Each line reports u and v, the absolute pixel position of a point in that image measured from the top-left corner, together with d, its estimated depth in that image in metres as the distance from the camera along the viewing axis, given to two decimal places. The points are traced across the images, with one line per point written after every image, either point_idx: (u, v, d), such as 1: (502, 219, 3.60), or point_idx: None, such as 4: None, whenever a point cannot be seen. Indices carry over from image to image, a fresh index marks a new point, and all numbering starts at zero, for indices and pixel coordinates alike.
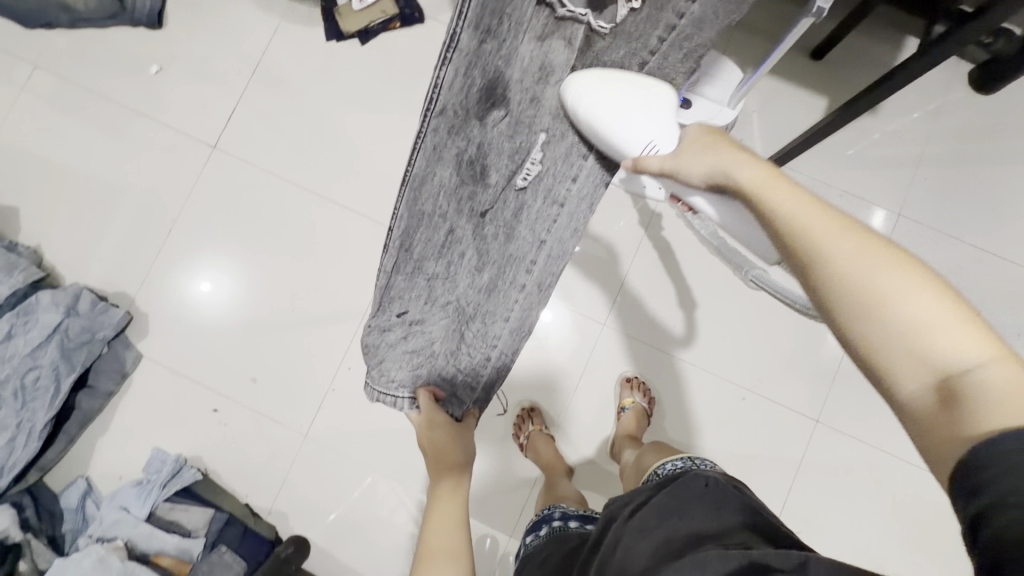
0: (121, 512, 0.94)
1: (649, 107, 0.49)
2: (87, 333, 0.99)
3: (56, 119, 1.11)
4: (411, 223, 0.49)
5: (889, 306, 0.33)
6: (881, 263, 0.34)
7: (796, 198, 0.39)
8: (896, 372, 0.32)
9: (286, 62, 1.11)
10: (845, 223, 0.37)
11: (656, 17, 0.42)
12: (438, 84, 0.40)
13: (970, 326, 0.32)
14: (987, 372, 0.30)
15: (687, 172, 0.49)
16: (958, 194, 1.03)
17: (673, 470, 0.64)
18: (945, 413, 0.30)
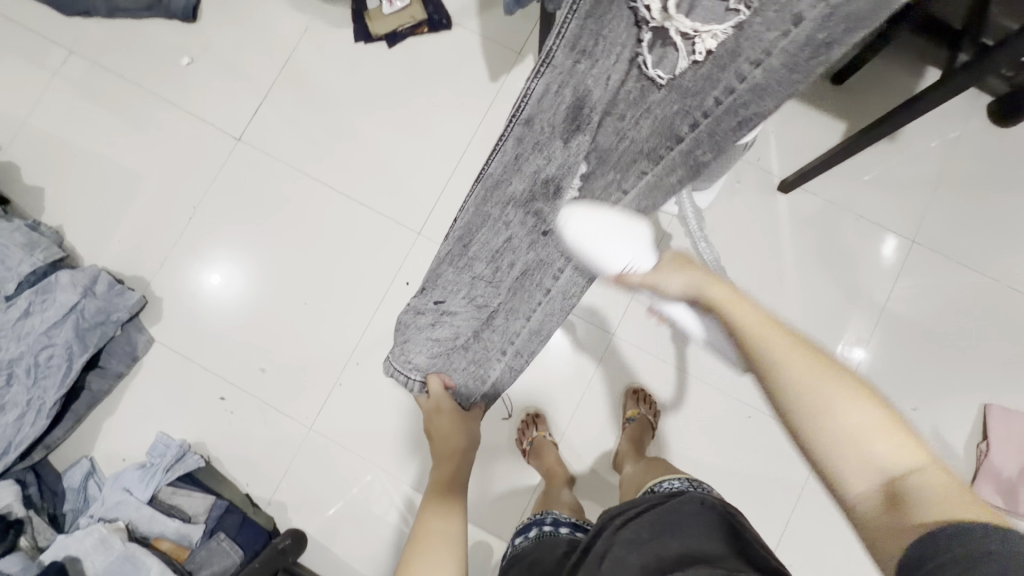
0: (123, 494, 0.95)
1: (630, 235, 0.51)
2: (102, 315, 1.00)
3: (87, 105, 1.14)
4: (475, 220, 0.51)
5: (835, 420, 0.39)
6: (827, 382, 0.40)
7: (761, 319, 0.45)
8: (843, 471, 0.38)
9: (314, 60, 1.14)
10: (801, 345, 0.43)
11: (716, 75, 0.44)
12: (528, 94, 0.42)
13: (901, 435, 0.38)
14: (920, 480, 0.36)
15: (666, 285, 0.51)
16: (973, 223, 1.03)
17: (670, 488, 0.63)
18: (894, 514, 0.36)
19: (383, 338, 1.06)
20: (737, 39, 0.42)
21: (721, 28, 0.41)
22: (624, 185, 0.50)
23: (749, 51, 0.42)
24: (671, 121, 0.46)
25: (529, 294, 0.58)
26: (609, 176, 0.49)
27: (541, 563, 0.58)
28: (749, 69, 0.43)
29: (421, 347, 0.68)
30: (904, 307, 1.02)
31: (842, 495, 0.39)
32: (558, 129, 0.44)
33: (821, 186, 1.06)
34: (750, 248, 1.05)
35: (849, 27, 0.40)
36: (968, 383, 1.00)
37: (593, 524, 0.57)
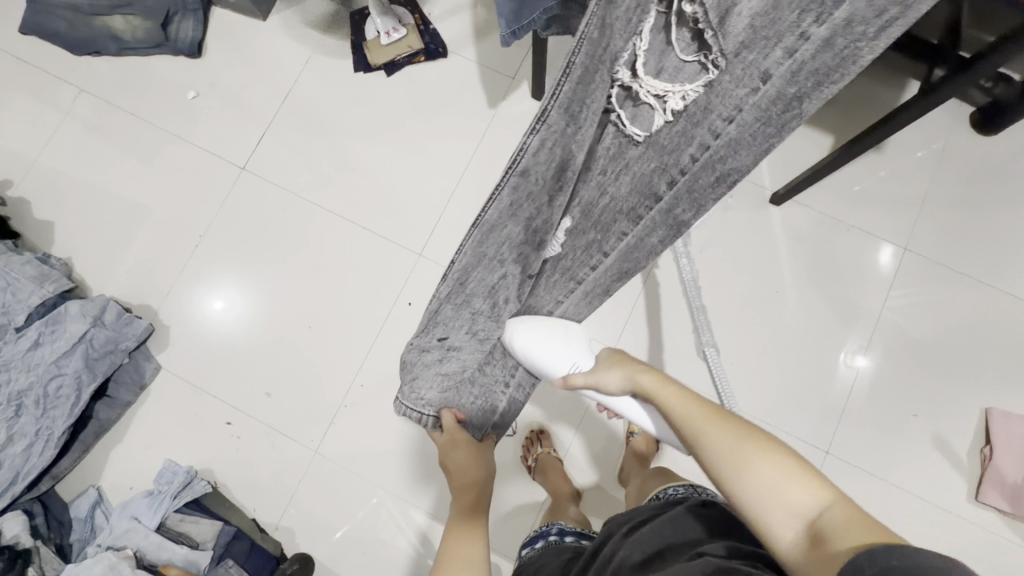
0: (131, 522, 0.95)
1: (566, 338, 0.60)
2: (111, 343, 1.02)
3: (96, 139, 1.18)
4: (471, 262, 0.50)
5: (746, 469, 0.43)
6: (741, 441, 0.45)
7: (683, 398, 0.51)
8: (775, 530, 0.40)
9: (316, 90, 1.18)
10: (716, 419, 0.48)
11: (691, 132, 0.45)
12: (524, 148, 0.42)
13: (810, 479, 0.42)
14: (832, 513, 0.39)
15: (605, 384, 0.58)
16: (964, 230, 1.05)
17: (675, 495, 0.64)
18: (817, 554, 0.37)
19: (386, 360, 1.07)
20: (709, 94, 0.43)
21: (692, 86, 0.43)
22: (606, 247, 0.54)
23: (720, 108, 0.44)
24: (650, 177, 0.48)
25: (527, 328, 0.60)
26: (591, 232, 0.53)
27: (550, 569, 0.59)
28: (723, 125, 0.44)
29: (429, 384, 0.64)
30: (899, 314, 1.03)
31: (778, 554, 0.40)
32: (547, 186, 0.46)
33: (812, 198, 1.08)
34: (744, 260, 1.07)
35: (822, 80, 0.41)
36: (969, 388, 1.01)
37: (600, 530, 0.58)
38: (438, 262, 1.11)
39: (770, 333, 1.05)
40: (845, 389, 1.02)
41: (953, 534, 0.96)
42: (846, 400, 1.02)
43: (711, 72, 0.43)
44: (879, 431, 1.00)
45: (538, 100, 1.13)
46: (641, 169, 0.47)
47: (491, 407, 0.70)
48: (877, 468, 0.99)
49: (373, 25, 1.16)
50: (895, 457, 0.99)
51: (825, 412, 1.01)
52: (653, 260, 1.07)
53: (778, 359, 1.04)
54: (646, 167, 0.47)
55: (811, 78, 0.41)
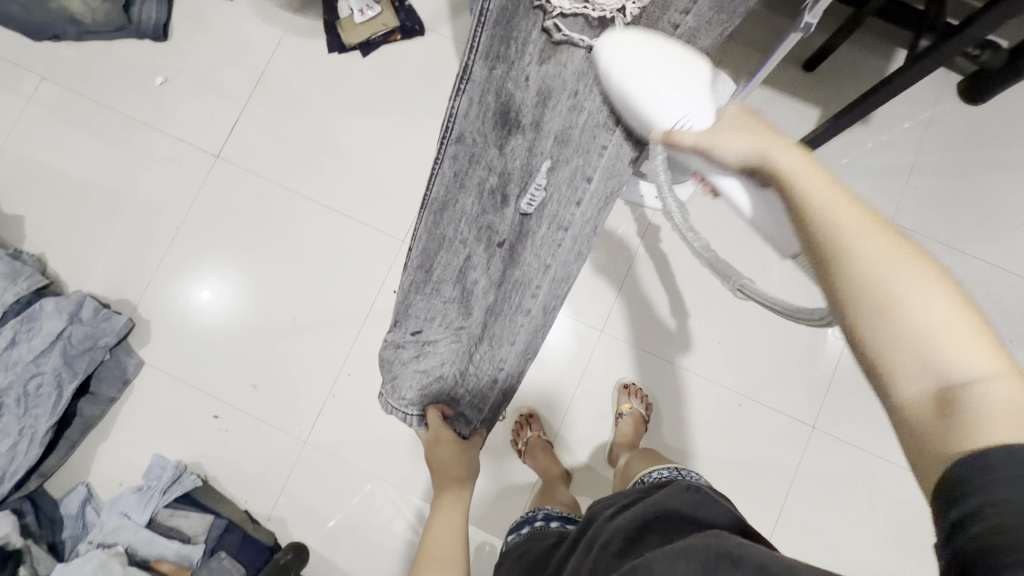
0: (122, 518, 0.95)
1: (685, 79, 0.50)
2: (90, 339, 1.00)
3: (62, 129, 1.13)
4: (431, 245, 0.58)
5: (896, 306, 0.33)
6: (901, 263, 0.34)
7: (831, 191, 0.38)
8: (901, 375, 0.32)
9: (290, 72, 1.14)
10: (885, 236, 0.36)
11: (653, 26, 0.52)
12: (454, 112, 0.52)
13: (984, 341, 0.32)
14: (997, 389, 0.30)
15: (721, 152, 0.47)
16: (952, 202, 1.04)
17: (658, 479, 0.64)
18: (960, 422, 0.30)
19: (372, 349, 1.06)
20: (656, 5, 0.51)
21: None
22: (589, 171, 0.55)
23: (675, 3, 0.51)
24: (619, 83, 0.53)
25: (511, 318, 0.60)
26: (574, 159, 0.54)
27: (533, 555, 0.60)
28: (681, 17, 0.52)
29: (411, 381, 0.67)
30: None
31: (889, 399, 0.33)
32: (495, 130, 0.53)
33: None
34: (732, 237, 1.06)
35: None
36: None
37: (584, 513, 0.59)
38: None
39: (758, 310, 1.04)
40: (830, 363, 1.03)
41: None
42: (832, 374, 1.02)
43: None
44: (864, 403, 1.01)
45: None
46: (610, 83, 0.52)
47: (481, 403, 0.67)
48: (863, 440, 1.00)
49: (345, 3, 1.11)
50: (881, 428, 1.01)
51: (812, 387, 1.02)
52: (640, 240, 1.06)
53: (765, 336, 1.04)
54: (613, 78, 0.53)
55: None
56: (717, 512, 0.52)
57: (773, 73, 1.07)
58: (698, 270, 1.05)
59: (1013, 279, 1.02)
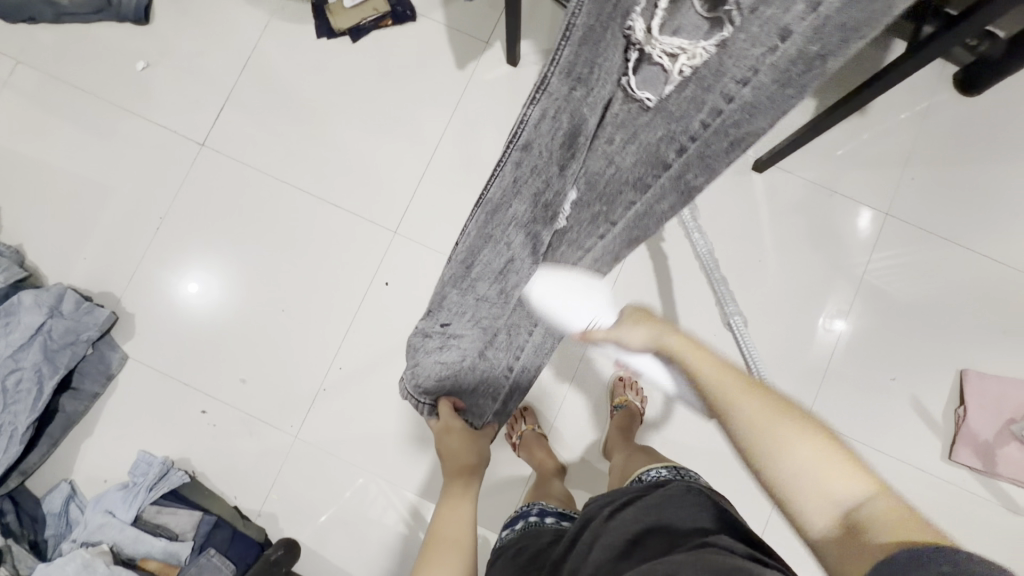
0: (107, 516, 0.93)
1: (586, 295, 0.57)
2: (71, 334, 0.96)
3: (39, 115, 1.09)
4: (477, 242, 0.47)
5: (783, 453, 0.44)
6: (776, 425, 0.45)
7: (713, 364, 0.50)
8: (806, 515, 0.41)
9: (277, 58, 1.10)
10: (753, 392, 0.48)
11: (700, 97, 0.37)
12: (524, 120, 0.36)
13: (850, 469, 0.42)
14: (870, 507, 0.39)
15: (627, 340, 0.56)
16: (946, 194, 1.04)
17: (657, 477, 0.63)
18: (849, 544, 0.38)
19: (365, 342, 1.04)
20: (721, 54, 0.36)
21: (705, 45, 0.37)
22: (613, 217, 0.48)
23: (733, 69, 0.36)
24: (656, 148, 0.40)
25: (526, 320, 0.61)
26: (596, 205, 0.46)
27: (527, 554, 0.59)
28: (737, 88, 0.36)
29: (429, 368, 0.66)
30: (881, 281, 1.03)
31: (807, 536, 0.42)
32: (557, 157, 0.39)
33: (795, 163, 1.06)
34: (727, 229, 1.05)
35: (850, 36, 0.34)
36: (947, 351, 1.02)
37: (581, 511, 0.58)
38: (415, 239, 1.07)
39: (752, 303, 1.04)
40: (824, 355, 1.02)
41: (925, 491, 0.99)
42: (826, 366, 1.02)
43: (722, 32, 0.36)
44: (858, 395, 1.02)
45: (514, 66, 1.08)
46: (647, 137, 0.40)
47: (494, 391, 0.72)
48: (856, 432, 1.01)
49: None
50: (874, 420, 1.01)
51: (807, 380, 1.02)
52: None
53: (760, 328, 1.03)
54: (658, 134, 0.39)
55: (835, 35, 0.33)
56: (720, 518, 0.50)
57: None
58: (693, 263, 1.05)
59: (1005, 271, 1.03)
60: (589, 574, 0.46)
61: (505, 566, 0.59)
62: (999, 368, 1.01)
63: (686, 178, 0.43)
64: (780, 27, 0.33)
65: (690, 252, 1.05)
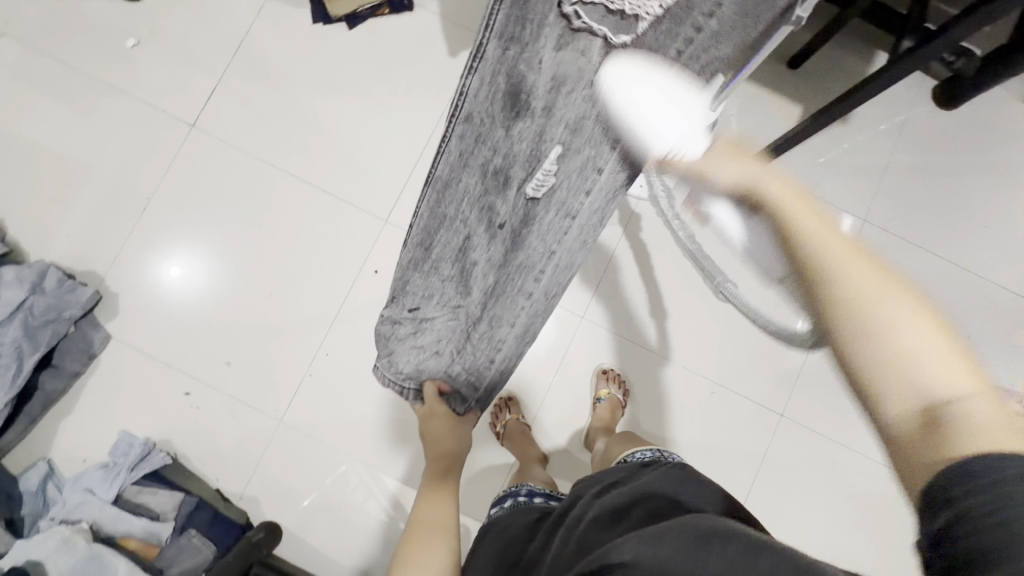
0: (86, 494, 0.92)
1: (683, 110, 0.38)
2: (53, 311, 0.95)
3: (23, 88, 1.07)
4: (432, 224, 0.48)
5: (882, 332, 0.38)
6: (902, 306, 0.38)
7: (827, 232, 0.41)
8: (885, 396, 0.38)
9: (271, 42, 1.10)
10: (869, 261, 0.40)
11: (677, 23, 0.34)
12: (463, 92, 0.36)
13: (957, 364, 0.37)
14: (974, 406, 0.35)
15: (710, 174, 0.46)
16: (920, 203, 1.08)
17: (643, 458, 0.68)
18: (930, 436, 0.35)
19: (352, 329, 1.05)
20: None
21: None
22: (600, 162, 0.39)
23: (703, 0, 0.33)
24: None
25: (511, 300, 0.52)
26: (584, 148, 0.38)
27: (514, 531, 0.61)
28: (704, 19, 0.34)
29: (408, 356, 0.68)
30: None
31: (877, 413, 0.38)
32: (501, 114, 0.37)
33: (779, 167, 1.09)
34: None
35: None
36: None
37: (571, 492, 0.61)
38: (404, 228, 1.07)
39: (732, 302, 1.07)
40: (797, 357, 1.06)
41: (890, 487, 1.03)
42: (800, 365, 1.06)
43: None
44: (830, 394, 1.05)
45: None
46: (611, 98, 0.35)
47: (477, 382, 0.68)
48: (827, 429, 1.04)
49: None
50: (844, 417, 1.05)
51: (782, 378, 1.06)
52: (622, 229, 1.08)
53: (740, 327, 1.06)
54: (619, 102, 0.38)
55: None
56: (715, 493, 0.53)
57: (759, 69, 1.09)
58: (676, 261, 1.08)
59: (972, 277, 1.07)
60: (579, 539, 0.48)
61: (495, 539, 0.62)
62: None
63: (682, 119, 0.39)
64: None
65: (674, 251, 1.07)
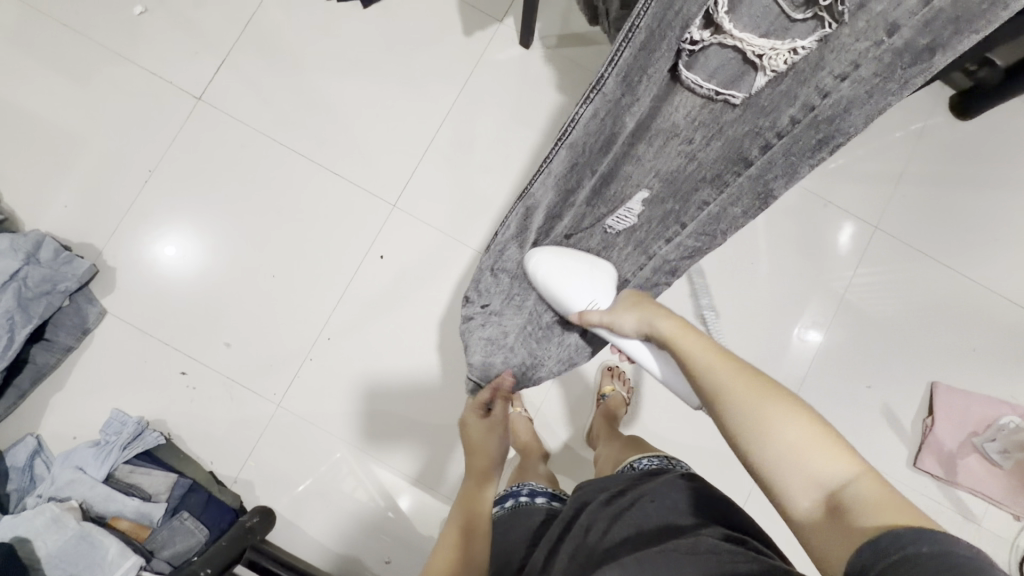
0: (76, 472, 0.89)
1: (592, 274, 0.64)
2: (48, 283, 0.92)
3: (23, 52, 1.03)
4: (510, 232, 0.59)
5: (772, 434, 0.41)
6: (773, 398, 0.43)
7: (705, 349, 0.50)
8: (794, 498, 0.39)
9: (282, 18, 1.07)
10: (743, 369, 0.46)
11: (796, 90, 0.48)
12: (575, 120, 0.47)
13: (839, 450, 0.40)
14: (857, 489, 0.37)
15: (621, 324, 0.58)
16: (933, 212, 1.08)
17: (650, 468, 0.66)
18: (837, 528, 0.36)
19: (356, 315, 1.03)
20: (823, 49, 0.45)
21: (804, 43, 0.46)
22: (685, 217, 0.60)
23: (835, 63, 0.45)
24: (739, 144, 0.52)
25: None
26: (671, 202, 0.59)
27: (522, 537, 0.63)
28: (835, 83, 0.45)
29: (478, 346, 0.70)
30: (867, 294, 1.06)
31: (795, 519, 0.39)
32: (597, 145, 0.51)
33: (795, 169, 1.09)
34: None
35: (962, 27, 0.40)
36: (921, 364, 1.06)
37: (572, 497, 0.62)
38: (412, 215, 1.05)
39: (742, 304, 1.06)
40: (802, 362, 1.05)
41: None
42: (806, 371, 1.05)
43: (827, 27, 0.45)
44: (836, 401, 1.04)
45: (526, 48, 1.07)
46: (661, 124, 0.53)
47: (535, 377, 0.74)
48: None
49: None
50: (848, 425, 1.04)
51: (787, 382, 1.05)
52: None
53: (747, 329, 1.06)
54: (689, 102, 0.52)
55: (951, 24, 0.40)
56: (719, 501, 0.54)
57: None
58: None
59: (979, 289, 1.07)
60: (580, 561, 0.50)
61: (497, 544, 0.63)
62: (968, 384, 1.05)
63: (773, 174, 0.52)
64: (888, 22, 0.42)
65: None
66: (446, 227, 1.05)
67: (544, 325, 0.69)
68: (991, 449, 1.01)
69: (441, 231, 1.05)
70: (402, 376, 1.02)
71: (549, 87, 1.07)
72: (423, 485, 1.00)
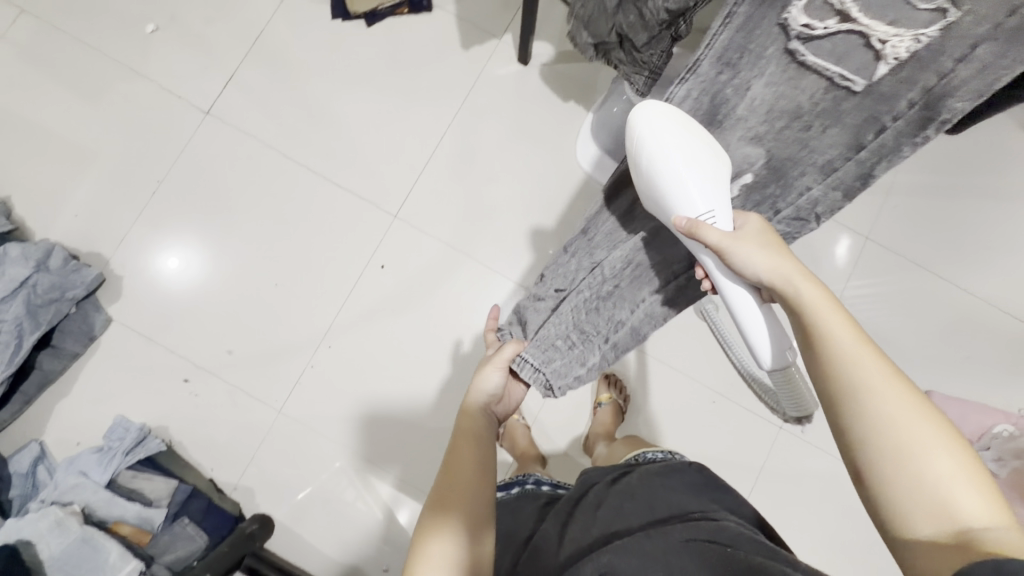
0: (78, 477, 0.90)
1: (715, 174, 0.53)
2: (57, 290, 0.95)
3: (37, 68, 1.07)
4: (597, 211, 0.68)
5: (917, 454, 0.39)
6: (927, 419, 0.40)
7: (855, 337, 0.45)
8: (912, 517, 0.38)
9: (287, 36, 1.11)
10: (895, 375, 0.42)
11: (916, 76, 0.46)
12: (671, 96, 0.54)
13: (987, 494, 0.37)
14: (1001, 535, 0.35)
15: (744, 253, 0.52)
16: (923, 223, 1.10)
17: (654, 459, 0.68)
18: (957, 557, 0.35)
19: (357, 323, 1.04)
20: (942, 42, 0.43)
21: (925, 32, 0.43)
22: (781, 204, 0.60)
23: (954, 49, 0.43)
24: (859, 129, 0.51)
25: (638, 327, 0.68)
26: (773, 187, 0.59)
27: (529, 513, 0.63)
28: (955, 66, 0.44)
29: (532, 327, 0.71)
30: (861, 305, 1.08)
31: (902, 535, 0.38)
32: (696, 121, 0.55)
33: None
34: None
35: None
36: (916, 371, 1.07)
37: (582, 476, 0.64)
38: (413, 225, 1.08)
39: None
40: None
41: None
42: None
43: (948, 17, 0.42)
44: None
45: (524, 65, 1.11)
46: (785, 104, 0.51)
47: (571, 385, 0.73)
48: (828, 444, 1.04)
49: None
50: None
51: None
52: None
53: None
54: (813, 86, 0.49)
55: None
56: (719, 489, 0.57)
57: None
58: None
59: (970, 298, 1.09)
60: (596, 526, 0.52)
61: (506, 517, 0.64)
62: (962, 392, 1.06)
63: (879, 159, 0.52)
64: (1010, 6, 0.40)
65: None
66: (446, 237, 1.07)
67: (603, 296, 0.67)
68: (986, 457, 0.99)
69: (441, 241, 1.07)
70: (403, 383, 1.03)
71: (546, 102, 1.10)
72: (422, 492, 1.01)
